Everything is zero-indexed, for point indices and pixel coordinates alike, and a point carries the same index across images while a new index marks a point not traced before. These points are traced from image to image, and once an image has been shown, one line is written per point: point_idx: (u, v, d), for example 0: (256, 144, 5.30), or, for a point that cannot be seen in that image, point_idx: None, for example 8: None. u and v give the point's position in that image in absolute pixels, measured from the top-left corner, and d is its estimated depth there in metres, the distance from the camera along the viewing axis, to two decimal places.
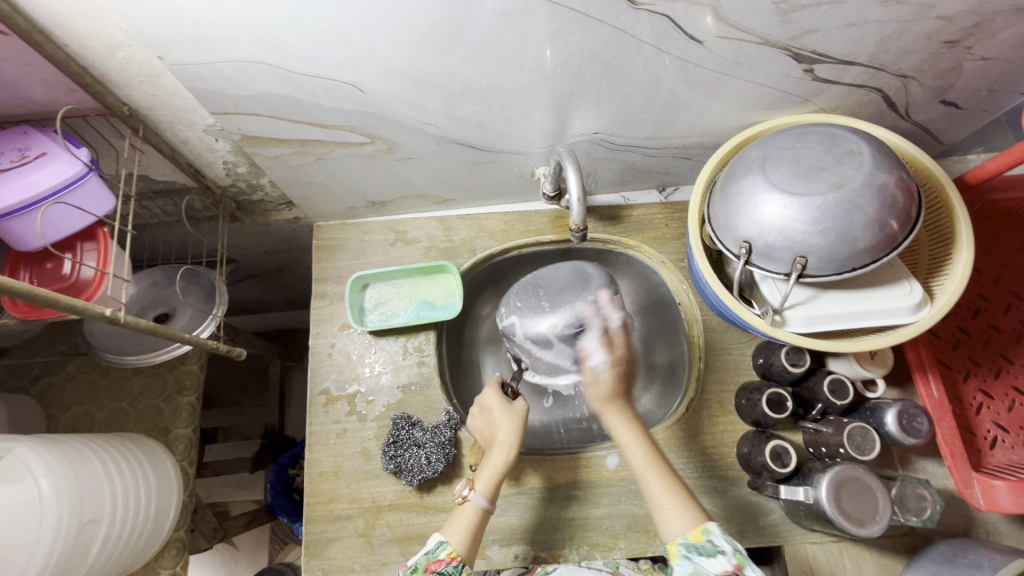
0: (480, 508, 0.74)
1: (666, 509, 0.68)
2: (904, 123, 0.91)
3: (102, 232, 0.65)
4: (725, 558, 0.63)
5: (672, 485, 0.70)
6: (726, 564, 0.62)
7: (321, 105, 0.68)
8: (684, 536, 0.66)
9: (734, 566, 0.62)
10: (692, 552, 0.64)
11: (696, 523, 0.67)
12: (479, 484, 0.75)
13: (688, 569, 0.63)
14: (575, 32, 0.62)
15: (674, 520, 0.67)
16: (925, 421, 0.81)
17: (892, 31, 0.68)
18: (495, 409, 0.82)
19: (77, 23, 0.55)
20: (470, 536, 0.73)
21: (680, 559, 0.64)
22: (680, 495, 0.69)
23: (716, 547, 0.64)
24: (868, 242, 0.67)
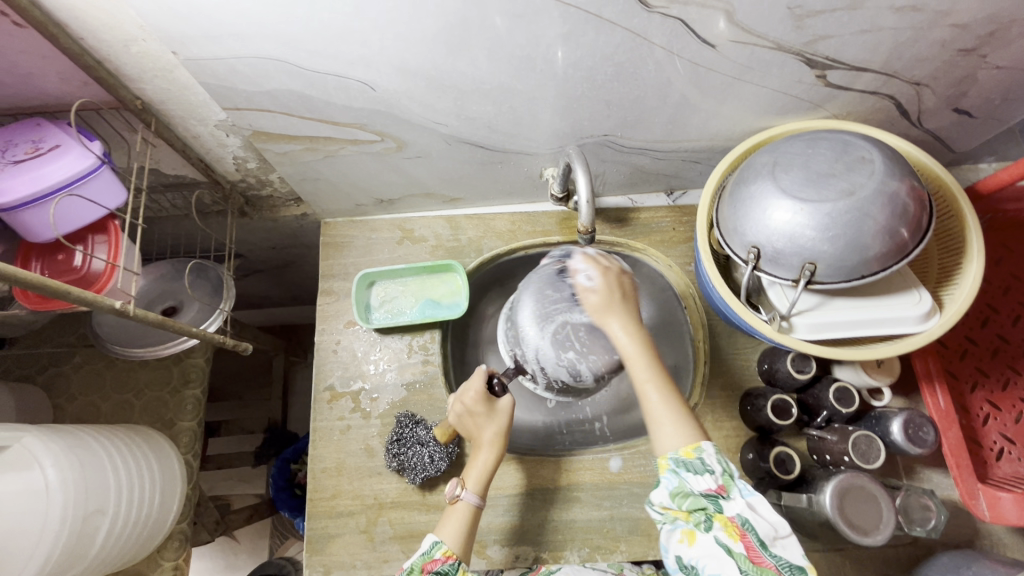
0: (471, 505, 0.76)
1: (662, 425, 0.66)
2: (916, 131, 0.90)
3: (113, 225, 0.66)
4: (711, 477, 0.63)
5: (670, 401, 0.67)
6: (711, 481, 0.63)
7: (332, 103, 0.68)
8: (675, 450, 0.65)
9: (718, 485, 0.63)
10: (680, 467, 0.64)
11: (690, 440, 0.65)
12: (470, 483, 0.77)
13: (673, 483, 0.64)
14: (588, 34, 0.62)
15: (669, 435, 0.66)
16: (931, 431, 0.80)
17: (906, 38, 0.67)
18: (477, 406, 0.79)
19: (94, 17, 0.55)
20: (465, 534, 0.74)
21: (668, 473, 0.64)
22: (678, 413, 0.66)
23: (705, 464, 0.63)
24: (878, 250, 0.66)
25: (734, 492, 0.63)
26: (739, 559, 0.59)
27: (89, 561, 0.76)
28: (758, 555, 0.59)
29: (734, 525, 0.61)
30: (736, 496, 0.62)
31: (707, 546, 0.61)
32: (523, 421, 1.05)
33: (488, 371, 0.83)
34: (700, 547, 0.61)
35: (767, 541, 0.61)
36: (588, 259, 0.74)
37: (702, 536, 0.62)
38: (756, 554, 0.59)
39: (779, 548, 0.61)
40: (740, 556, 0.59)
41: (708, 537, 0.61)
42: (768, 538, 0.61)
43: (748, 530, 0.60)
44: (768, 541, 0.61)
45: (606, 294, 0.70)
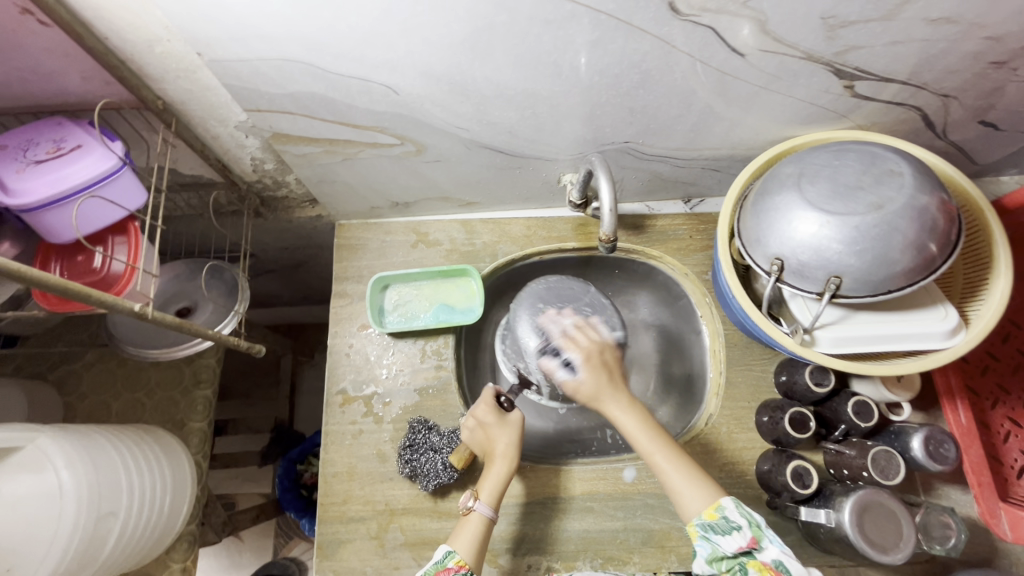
0: (485, 517, 0.75)
1: (680, 491, 0.68)
2: (940, 142, 0.89)
3: (133, 226, 0.65)
4: (740, 535, 0.63)
5: (678, 462, 0.69)
6: (741, 539, 0.63)
7: (354, 106, 0.68)
8: (700, 515, 0.66)
9: (749, 540, 0.63)
10: (708, 532, 0.65)
11: (711, 500, 0.67)
12: (483, 493, 0.77)
13: (707, 548, 0.65)
14: (616, 41, 0.61)
15: (690, 499, 0.67)
16: (952, 447, 0.79)
17: (938, 50, 0.66)
18: (490, 421, 0.82)
19: (120, 17, 0.54)
20: (478, 546, 0.73)
21: (699, 540, 0.65)
22: (692, 475, 0.68)
23: (731, 522, 0.64)
24: (906, 264, 0.65)
25: (766, 543, 0.63)
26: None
27: (101, 562, 0.75)
28: None
29: (772, 574, 0.61)
30: (769, 546, 0.63)
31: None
32: (535, 428, 1.04)
33: (499, 388, 0.86)
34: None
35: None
36: (569, 342, 0.76)
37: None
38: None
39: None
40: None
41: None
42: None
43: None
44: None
45: (595, 370, 0.73)
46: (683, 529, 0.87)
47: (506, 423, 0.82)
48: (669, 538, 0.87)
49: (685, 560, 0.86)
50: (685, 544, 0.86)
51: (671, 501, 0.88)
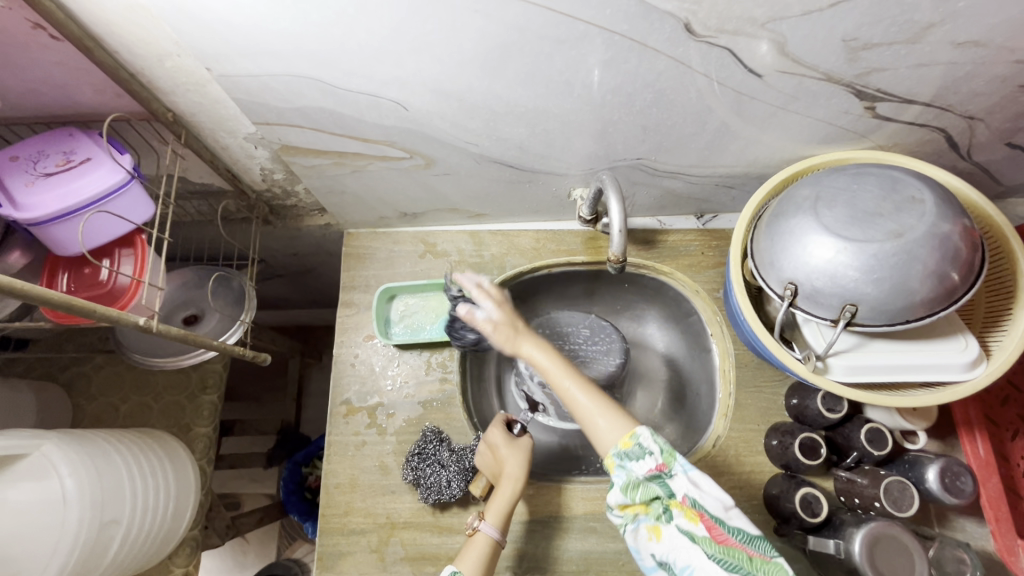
0: (491, 539, 0.74)
1: (596, 424, 0.65)
2: (964, 163, 0.86)
3: (140, 238, 0.65)
4: (652, 460, 0.60)
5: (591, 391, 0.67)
6: (652, 465, 0.60)
7: (363, 120, 0.67)
8: (616, 446, 0.63)
9: (660, 466, 0.60)
10: (624, 460, 0.61)
11: (626, 429, 0.64)
12: (490, 515, 0.76)
13: (622, 478, 0.61)
14: (630, 61, 0.59)
15: (606, 431, 0.64)
16: (970, 480, 0.77)
17: (964, 73, 0.64)
18: (501, 445, 0.82)
19: (130, 32, 0.54)
20: (483, 567, 0.72)
21: (616, 469, 0.62)
22: (605, 405, 0.66)
23: (644, 449, 0.61)
24: (925, 294, 0.63)
25: (677, 470, 0.60)
26: (704, 544, 0.58)
27: (103, 569, 0.76)
28: (721, 531, 0.58)
29: (691, 512, 0.59)
30: (682, 475, 0.60)
31: (673, 540, 0.59)
32: (539, 443, 1.03)
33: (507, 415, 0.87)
34: (667, 543, 0.60)
35: (723, 516, 0.59)
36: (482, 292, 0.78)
37: (667, 530, 0.60)
38: (718, 534, 0.58)
39: (736, 519, 0.59)
40: (703, 541, 0.58)
41: (671, 530, 0.60)
42: (723, 512, 0.59)
43: (705, 512, 0.58)
44: (724, 515, 0.59)
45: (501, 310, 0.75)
46: None
47: (516, 444, 0.82)
48: None
49: None
50: None
51: None
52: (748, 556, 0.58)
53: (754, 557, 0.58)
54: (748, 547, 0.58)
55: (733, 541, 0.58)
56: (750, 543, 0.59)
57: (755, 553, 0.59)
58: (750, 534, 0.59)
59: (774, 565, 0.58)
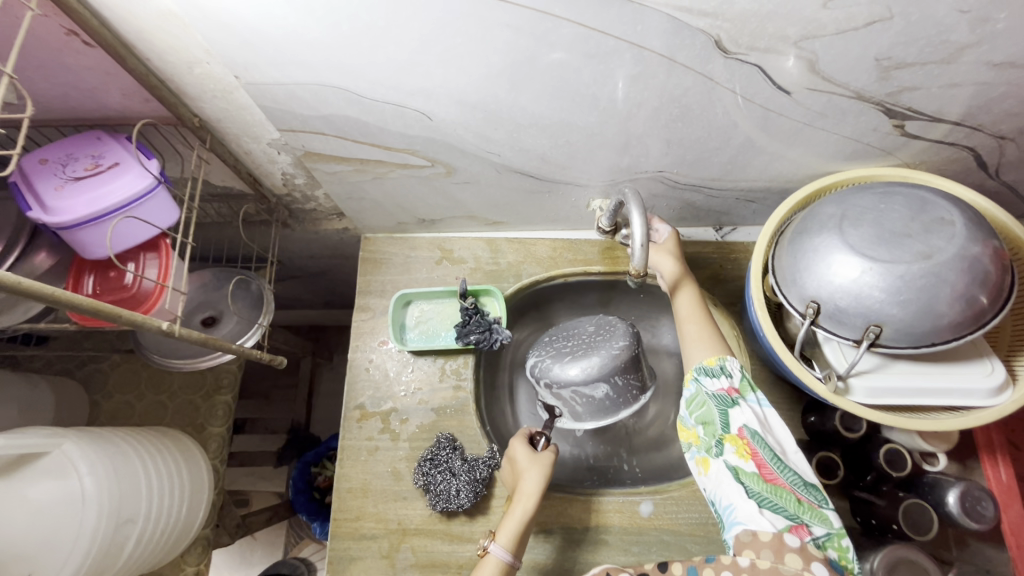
0: (501, 561, 0.69)
1: (690, 346, 0.71)
2: (991, 182, 0.85)
3: (164, 243, 0.66)
4: (726, 380, 0.65)
5: (702, 325, 0.74)
6: (725, 384, 0.65)
7: (387, 129, 0.67)
8: (700, 363, 0.68)
9: (733, 387, 0.64)
10: (701, 375, 0.67)
11: (714, 353, 0.69)
12: (501, 534, 0.71)
13: (693, 390, 0.67)
14: (658, 76, 0.59)
15: (694, 352, 0.70)
16: (991, 505, 0.75)
17: (998, 94, 0.63)
18: (521, 460, 0.80)
19: (162, 40, 0.55)
20: None
21: (690, 382, 0.67)
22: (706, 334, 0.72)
23: (724, 370, 0.66)
24: (953, 318, 0.62)
25: (746, 399, 0.63)
26: (749, 478, 0.58)
27: (119, 567, 0.77)
28: (770, 472, 0.58)
29: (745, 444, 0.60)
30: (747, 406, 0.62)
31: (718, 471, 0.60)
32: None
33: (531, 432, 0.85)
34: (714, 474, 0.61)
35: (779, 456, 0.59)
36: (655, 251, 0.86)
37: (715, 463, 0.61)
38: (768, 472, 0.58)
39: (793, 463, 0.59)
40: (750, 475, 0.58)
41: (720, 462, 0.61)
42: (779, 453, 0.59)
43: (758, 447, 0.59)
44: (781, 456, 0.59)
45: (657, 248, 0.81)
46: None
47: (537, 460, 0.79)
48: None
49: None
50: None
51: (688, 540, 0.86)
52: (796, 500, 0.56)
53: (803, 503, 0.56)
54: (799, 491, 0.57)
55: (784, 482, 0.57)
56: (802, 489, 0.57)
57: (806, 499, 0.57)
58: (805, 483, 0.58)
59: (823, 515, 0.56)
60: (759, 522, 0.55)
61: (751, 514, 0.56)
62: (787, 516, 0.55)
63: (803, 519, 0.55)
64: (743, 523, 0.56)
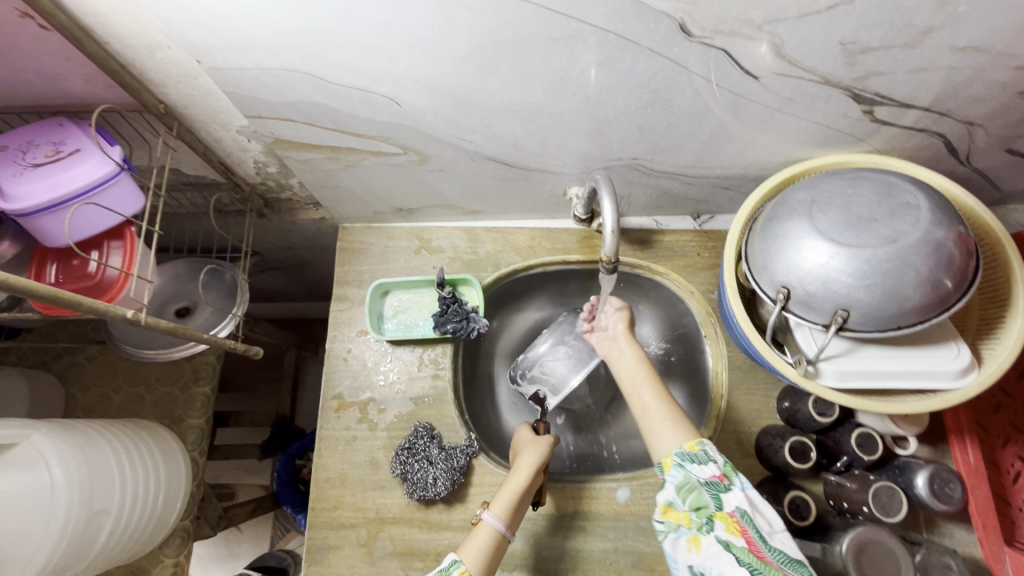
0: (495, 530, 0.70)
1: (661, 430, 0.70)
2: (963, 169, 0.85)
3: (129, 231, 0.65)
4: (715, 466, 0.64)
5: (666, 404, 0.73)
6: (714, 471, 0.64)
7: (356, 115, 0.67)
8: (678, 447, 0.67)
9: (722, 473, 0.64)
10: (684, 460, 0.65)
11: (689, 437, 0.68)
12: (495, 504, 0.72)
13: (679, 476, 0.64)
14: (625, 60, 0.59)
15: (669, 438, 0.69)
16: (959, 487, 0.77)
17: (963, 78, 0.63)
18: (524, 443, 0.82)
19: (119, 23, 0.54)
20: (487, 558, 0.69)
21: (673, 468, 0.65)
22: (672, 412, 0.71)
23: (709, 455, 0.65)
24: (918, 301, 0.63)
25: (735, 483, 0.63)
26: (740, 553, 0.58)
27: (93, 559, 0.76)
28: (760, 549, 0.58)
29: (735, 522, 0.60)
30: (738, 490, 0.62)
31: (710, 549, 0.59)
32: None
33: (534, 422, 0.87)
34: (704, 551, 0.60)
35: (767, 536, 0.60)
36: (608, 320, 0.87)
37: (706, 540, 0.60)
38: (758, 549, 0.58)
39: (779, 542, 0.60)
40: (740, 550, 0.58)
41: (711, 539, 0.60)
42: (766, 532, 0.60)
43: (748, 525, 0.60)
44: (768, 535, 0.60)
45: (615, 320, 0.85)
46: None
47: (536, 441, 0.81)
48: (661, 562, 0.85)
49: None
50: None
51: None
52: None
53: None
54: (787, 568, 0.57)
55: (772, 559, 0.58)
56: (789, 565, 0.58)
57: None
58: (790, 559, 0.58)
59: None
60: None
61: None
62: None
63: None
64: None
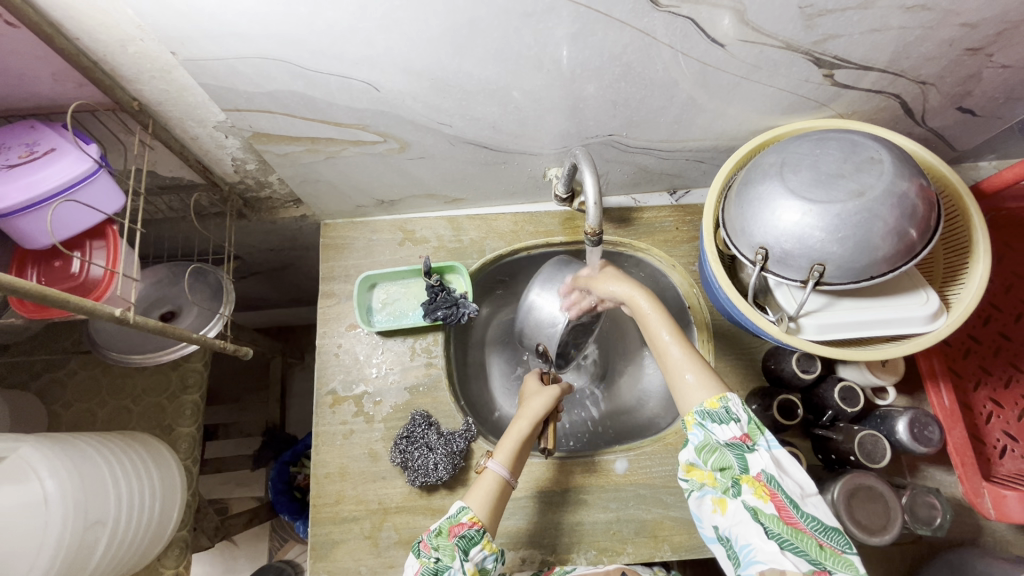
0: (500, 476, 0.74)
1: (685, 378, 0.69)
2: (919, 129, 0.90)
3: (111, 229, 0.64)
4: (736, 426, 0.64)
5: (688, 351, 0.71)
6: (736, 431, 0.64)
7: (335, 104, 0.67)
8: (700, 405, 0.67)
9: (743, 433, 0.64)
10: (706, 419, 0.65)
11: (714, 392, 0.67)
12: (498, 453, 0.76)
13: (699, 436, 0.65)
14: (597, 33, 0.60)
15: (693, 387, 0.68)
16: (937, 430, 0.81)
17: (914, 37, 0.67)
18: (529, 391, 0.84)
19: (90, 16, 0.54)
20: (493, 505, 0.72)
21: (694, 427, 0.66)
22: (697, 363, 0.69)
23: (730, 413, 0.65)
24: (887, 250, 0.66)
25: (759, 444, 0.64)
26: (771, 522, 0.60)
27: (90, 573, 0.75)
28: (791, 515, 0.60)
29: (762, 487, 0.62)
30: (762, 451, 0.63)
31: (737, 513, 0.62)
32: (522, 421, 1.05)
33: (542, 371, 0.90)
34: (731, 515, 0.63)
35: (799, 501, 0.61)
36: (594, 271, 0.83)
37: (732, 505, 0.63)
38: (788, 515, 0.60)
39: (811, 506, 0.61)
40: (770, 518, 0.60)
41: (737, 503, 0.63)
42: (798, 498, 0.61)
43: (777, 491, 0.61)
44: (800, 501, 0.61)
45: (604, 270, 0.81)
46: (675, 519, 0.88)
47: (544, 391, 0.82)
48: (663, 528, 0.87)
49: (679, 550, 0.86)
50: (678, 534, 0.87)
51: (663, 491, 0.89)
52: (818, 546, 0.59)
53: (826, 548, 0.59)
54: (820, 536, 0.59)
55: (805, 527, 0.60)
56: (823, 534, 0.60)
57: (827, 543, 0.59)
58: (824, 526, 0.60)
59: (847, 560, 0.58)
60: (783, 564, 0.58)
61: (773, 555, 0.59)
62: (809, 559, 0.58)
63: (825, 564, 0.58)
64: (764, 564, 0.59)
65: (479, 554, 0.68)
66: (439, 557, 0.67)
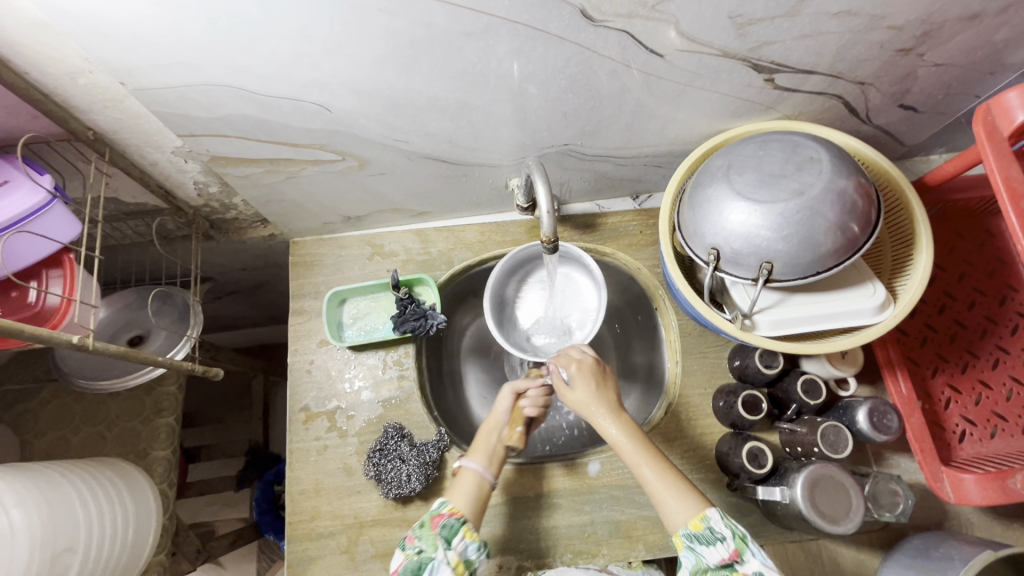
0: (473, 474, 0.76)
1: (665, 499, 0.71)
2: (867, 127, 0.93)
3: (68, 258, 0.66)
4: (723, 546, 0.66)
5: (661, 467, 0.73)
6: (724, 551, 0.66)
7: (289, 125, 0.68)
8: (685, 527, 0.69)
9: (732, 552, 0.66)
10: (694, 542, 0.68)
11: (695, 511, 0.69)
12: (472, 453, 0.79)
13: (692, 558, 0.68)
14: (538, 49, 0.63)
15: (675, 511, 0.70)
16: (895, 418, 0.83)
17: (846, 42, 0.69)
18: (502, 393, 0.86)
19: (36, 51, 0.55)
20: (474, 499, 0.74)
21: (685, 550, 0.68)
22: (675, 485, 0.71)
23: (715, 533, 0.67)
24: (831, 246, 0.68)
25: (747, 557, 0.66)
26: None
27: None
28: None
29: None
30: (748, 560, 0.66)
31: None
32: None
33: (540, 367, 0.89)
34: None
35: None
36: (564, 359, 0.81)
37: None
38: None
39: None
40: None
41: None
42: None
43: None
44: None
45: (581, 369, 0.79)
46: (649, 518, 0.89)
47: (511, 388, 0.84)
48: (636, 528, 0.88)
49: (653, 548, 0.88)
50: (652, 533, 0.88)
51: (636, 491, 0.90)
52: None
53: None
54: None
55: None
56: None
57: None
58: None
59: None
60: None
61: None
62: None
63: None
64: None
65: (461, 543, 0.70)
66: (422, 547, 0.69)
